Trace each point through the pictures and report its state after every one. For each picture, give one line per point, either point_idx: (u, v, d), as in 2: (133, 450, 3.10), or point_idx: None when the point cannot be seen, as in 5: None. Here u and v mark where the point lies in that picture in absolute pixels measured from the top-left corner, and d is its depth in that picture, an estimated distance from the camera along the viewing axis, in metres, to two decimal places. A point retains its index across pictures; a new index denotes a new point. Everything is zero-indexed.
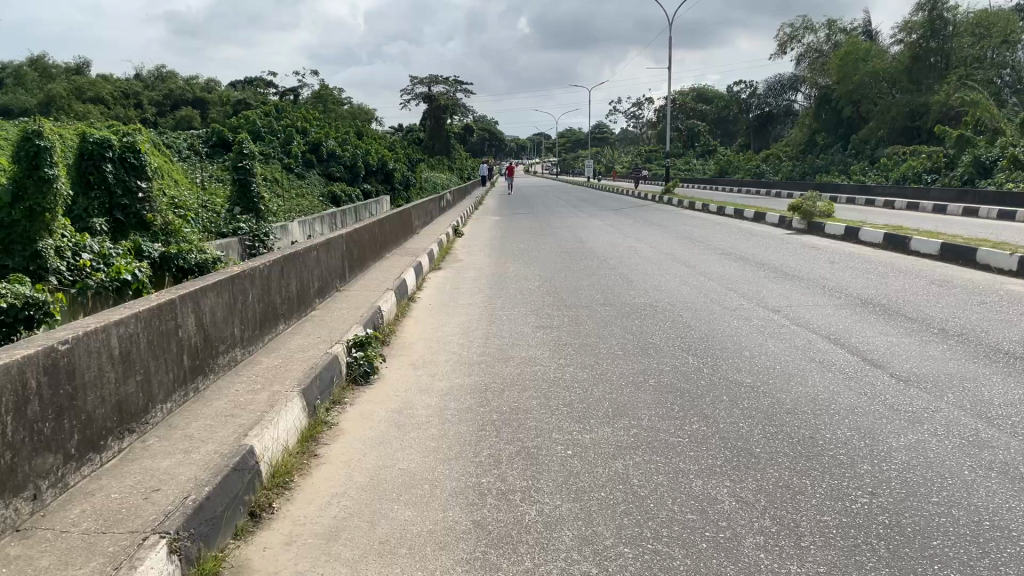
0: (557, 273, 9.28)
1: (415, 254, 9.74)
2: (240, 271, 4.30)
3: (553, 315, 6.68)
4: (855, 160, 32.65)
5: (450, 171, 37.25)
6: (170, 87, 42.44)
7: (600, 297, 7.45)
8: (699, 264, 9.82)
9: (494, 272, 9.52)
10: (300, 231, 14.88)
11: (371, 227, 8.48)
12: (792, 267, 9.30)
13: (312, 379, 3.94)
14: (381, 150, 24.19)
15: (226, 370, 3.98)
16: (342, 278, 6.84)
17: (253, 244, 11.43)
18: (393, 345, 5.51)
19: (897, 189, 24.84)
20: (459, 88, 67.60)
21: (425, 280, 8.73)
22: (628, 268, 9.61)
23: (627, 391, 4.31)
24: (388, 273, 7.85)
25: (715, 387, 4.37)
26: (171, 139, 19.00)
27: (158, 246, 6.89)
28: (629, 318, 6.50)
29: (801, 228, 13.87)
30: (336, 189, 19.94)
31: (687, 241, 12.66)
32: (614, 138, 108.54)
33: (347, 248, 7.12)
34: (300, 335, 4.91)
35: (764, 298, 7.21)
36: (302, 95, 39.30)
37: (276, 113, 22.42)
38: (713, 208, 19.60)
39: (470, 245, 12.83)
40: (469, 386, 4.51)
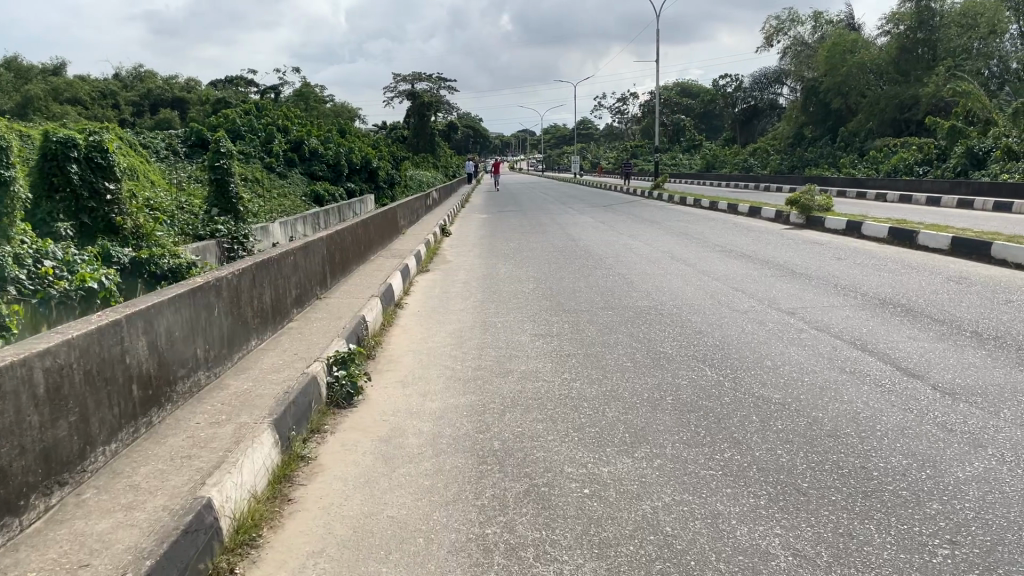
0: (552, 274, 8.80)
1: (401, 256, 9.24)
2: (202, 283, 3.77)
3: (552, 320, 6.20)
4: (844, 153, 32.35)
5: (435, 169, 36.67)
6: (148, 87, 41.67)
7: (601, 300, 6.97)
8: (700, 262, 9.36)
9: (486, 274, 9.01)
10: (282, 232, 14.33)
11: (354, 228, 7.95)
12: (799, 265, 8.86)
13: (287, 406, 3.43)
14: (365, 148, 23.62)
15: (187, 398, 3.46)
16: (323, 284, 6.32)
17: (232, 246, 10.90)
18: (379, 360, 5.01)
19: (889, 181, 24.53)
20: (443, 85, 67.05)
21: (412, 284, 8.22)
22: (626, 268, 9.14)
23: (644, 413, 3.82)
24: (374, 277, 7.34)
25: (742, 406, 3.89)
26: (148, 139, 18.37)
27: (128, 250, 6.31)
28: (634, 323, 6.02)
29: (800, 223, 13.46)
30: (319, 189, 19.39)
31: (683, 238, 12.21)
32: (599, 134, 108.19)
33: (328, 251, 6.59)
34: (274, 352, 4.39)
35: (776, 299, 6.76)
36: (283, 93, 38.63)
37: (256, 111, 21.81)
38: (705, 202, 19.17)
39: (458, 245, 12.34)
40: (465, 408, 4.01)
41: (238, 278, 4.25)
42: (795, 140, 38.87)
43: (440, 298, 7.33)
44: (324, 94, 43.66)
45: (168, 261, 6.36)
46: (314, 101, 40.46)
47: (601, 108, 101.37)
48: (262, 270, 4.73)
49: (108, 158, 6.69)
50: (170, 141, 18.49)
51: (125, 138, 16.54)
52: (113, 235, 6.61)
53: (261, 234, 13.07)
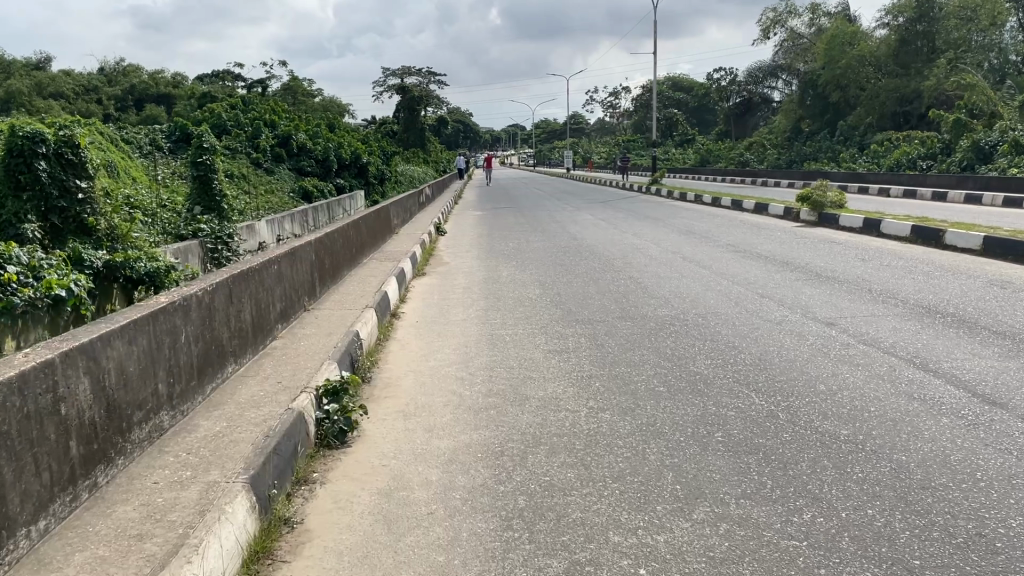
0: (559, 278, 8.21)
1: (396, 258, 8.61)
2: (165, 304, 3.14)
3: (566, 333, 5.59)
4: (843, 147, 31.85)
5: (426, 164, 35.98)
6: (133, 80, 40.78)
7: (617, 309, 6.38)
8: (715, 264, 8.78)
9: (487, 277, 8.40)
10: (269, 231, 13.67)
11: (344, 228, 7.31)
12: (823, 267, 8.30)
13: (267, 457, 2.80)
14: (355, 143, 22.91)
15: (144, 447, 2.83)
16: (311, 295, 5.69)
17: (215, 247, 10.12)
18: (376, 385, 4.39)
19: (891, 176, 24.05)
20: (434, 80, 66.32)
21: (409, 290, 7.59)
22: (637, 270, 8.54)
23: (694, 455, 3.22)
24: (367, 283, 6.70)
25: (810, 445, 3.30)
26: (131, 134, 17.66)
27: (103, 252, 5.62)
28: (658, 336, 5.43)
29: (811, 220, 12.91)
30: (308, 185, 18.71)
31: (692, 237, 11.62)
32: (591, 129, 107.53)
33: (316, 257, 5.95)
34: (257, 381, 3.76)
35: (809, 307, 6.19)
36: (270, 87, 37.82)
37: (243, 106, 21.10)
38: (707, 198, 18.62)
39: (454, 245, 11.73)
40: (480, 448, 3.40)
41: (210, 295, 3.62)
42: (792, 134, 38.37)
43: (441, 307, 6.69)
44: (313, 88, 42.87)
45: (146, 265, 5.64)
46: (303, 95, 39.67)
47: (593, 102, 100.74)
48: (241, 282, 4.09)
49: (80, 153, 5.93)
50: (155, 137, 17.77)
51: (107, 133, 15.82)
52: (87, 236, 5.81)
53: (247, 233, 12.39)
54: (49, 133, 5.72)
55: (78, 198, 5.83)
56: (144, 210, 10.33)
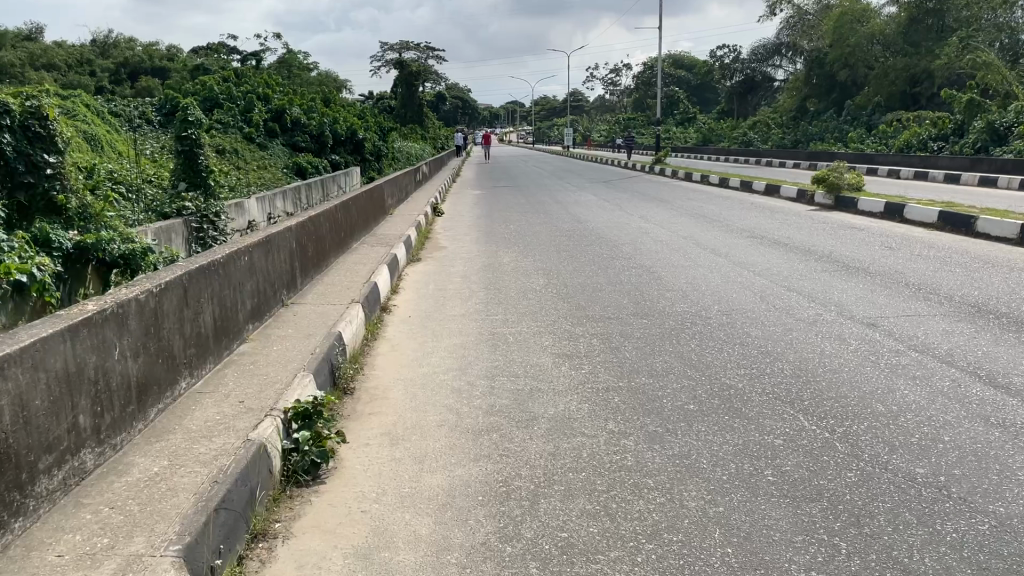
0: (565, 266, 7.60)
1: (389, 243, 8.00)
2: (91, 313, 2.52)
3: (576, 334, 4.99)
4: (851, 127, 31.10)
5: (423, 141, 35.19)
6: (126, 53, 39.79)
7: (629, 304, 5.79)
8: (731, 252, 8.18)
9: (487, 265, 7.79)
10: (260, 210, 13.02)
11: (332, 209, 6.68)
12: (850, 256, 7.69)
13: (210, 516, 2.20)
14: (351, 118, 22.16)
15: (55, 501, 2.23)
16: (290, 289, 5.08)
17: (201, 227, 9.44)
18: (358, 399, 3.78)
19: (902, 158, 23.37)
20: (432, 56, 65.07)
21: (402, 279, 6.98)
22: (648, 258, 7.94)
23: (743, 503, 2.63)
24: (356, 272, 6.08)
25: (883, 489, 2.72)
26: (120, 107, 17.01)
27: (73, 233, 4.99)
28: (679, 338, 4.83)
29: (827, 203, 12.29)
30: (301, 161, 18.01)
31: (703, 221, 11.01)
32: (591, 106, 106.32)
33: (297, 244, 5.33)
34: (214, 400, 3.15)
35: (844, 304, 5.59)
36: (266, 60, 36.94)
37: (236, 79, 20.38)
38: (715, 179, 17.95)
39: (452, 227, 11.10)
40: (481, 488, 2.81)
41: (156, 298, 2.99)
42: (798, 113, 37.56)
43: (438, 300, 6.08)
44: (310, 62, 41.98)
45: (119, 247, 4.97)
46: (298, 69, 38.74)
47: (593, 79, 99.55)
48: (199, 281, 3.46)
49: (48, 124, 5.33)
50: (145, 111, 17.14)
51: (92, 106, 15.17)
52: (56, 215, 5.14)
53: (235, 212, 11.76)
54: (13, 103, 4.94)
55: (46, 173, 5.12)
56: (126, 186, 9.69)
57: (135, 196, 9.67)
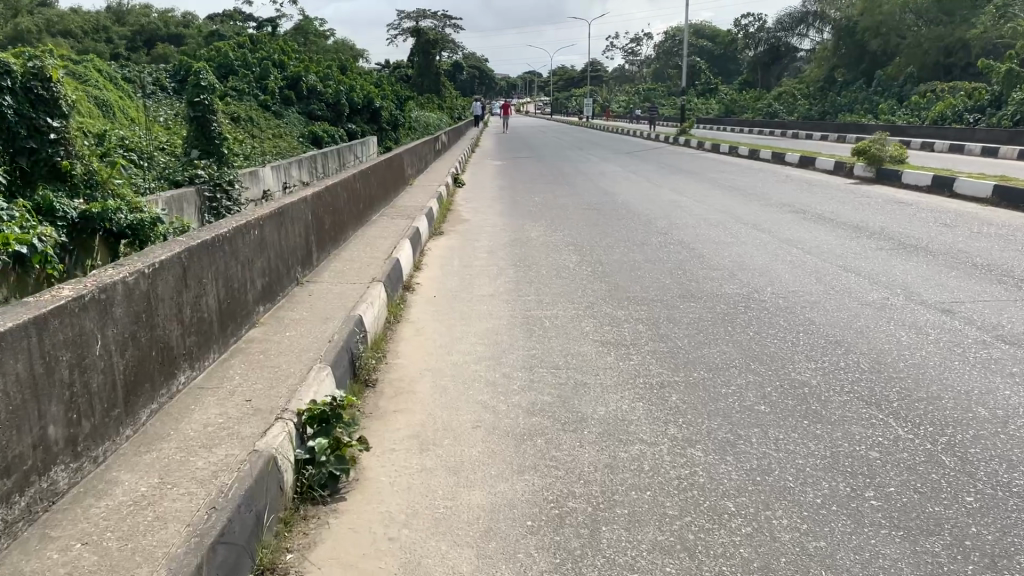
0: (597, 241, 7.12)
1: (410, 215, 7.55)
2: (66, 301, 2.08)
3: (619, 318, 4.54)
4: (881, 99, 30.17)
5: (441, 110, 34.57)
6: (141, 20, 39.29)
7: (674, 285, 5.31)
8: (774, 228, 7.67)
9: (514, 239, 7.32)
10: (275, 179, 12.59)
11: (349, 179, 6.23)
12: (904, 233, 7.16)
13: (205, 556, 1.77)
14: (369, 87, 21.63)
15: (12, 537, 1.81)
16: (305, 265, 4.64)
17: (214, 196, 8.97)
18: (381, 394, 3.35)
19: (936, 130, 22.60)
20: (450, 25, 64.07)
21: (424, 254, 6.53)
22: (685, 234, 7.45)
23: (845, 538, 2.19)
24: (376, 247, 5.63)
25: (1016, 521, 2.27)
26: (134, 72, 16.58)
27: (78, 200, 4.55)
28: (734, 324, 4.37)
29: (867, 176, 11.70)
30: (317, 129, 17.53)
31: (738, 194, 10.47)
32: (609, 77, 104.82)
33: (313, 217, 4.88)
34: (216, 398, 2.72)
35: (911, 287, 5.09)
36: (281, 27, 36.28)
37: (251, 45, 19.89)
38: (743, 151, 17.32)
39: (474, 199, 10.61)
40: (529, 510, 2.37)
41: (149, 280, 2.56)
42: (825, 84, 36.54)
43: (464, 278, 5.63)
44: (326, 30, 41.25)
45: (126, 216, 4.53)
46: (314, 37, 38.08)
47: (612, 49, 97.95)
48: (202, 260, 3.02)
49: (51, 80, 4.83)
50: (159, 77, 16.70)
51: (104, 71, 14.74)
52: (59, 183, 4.65)
53: (249, 181, 11.31)
54: (13, 62, 4.47)
55: (49, 138, 4.62)
56: (137, 154, 9.28)
57: (147, 164, 9.25)
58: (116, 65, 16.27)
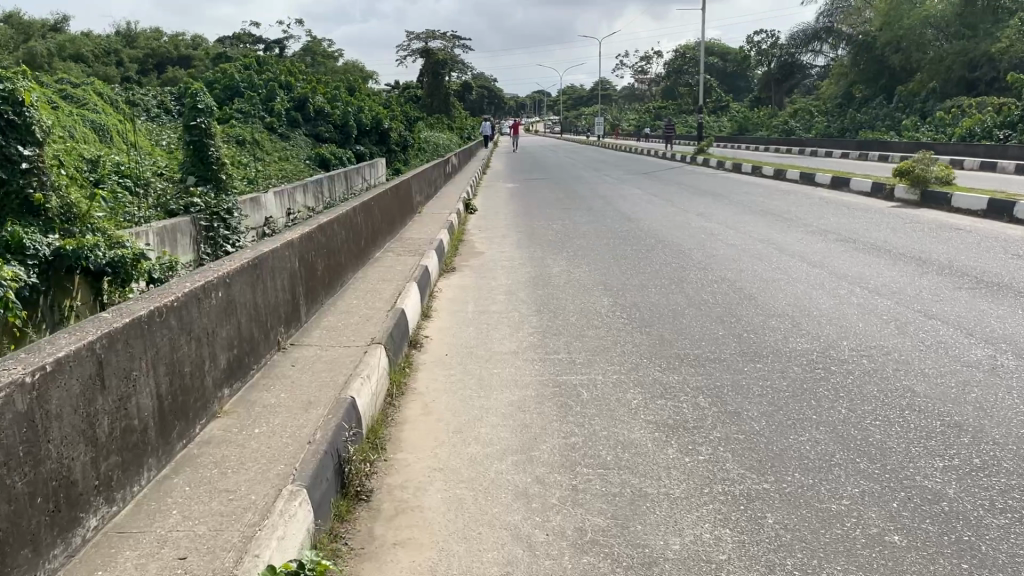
0: (630, 279, 6.31)
1: (419, 249, 6.76)
2: None
3: (674, 387, 3.70)
4: (903, 115, 29.30)
5: (451, 131, 34.00)
6: (150, 42, 38.98)
7: (731, 339, 4.47)
8: (825, 262, 6.84)
9: (535, 276, 6.52)
10: (278, 206, 11.85)
11: (348, 211, 5.43)
12: (977, 268, 6.33)
13: None
14: (377, 107, 20.97)
15: None
16: (290, 323, 3.82)
17: (211, 225, 8.13)
18: (377, 514, 2.52)
19: (965, 147, 21.74)
20: (459, 45, 63.79)
21: (434, 297, 5.71)
22: (727, 270, 6.63)
23: None
24: (378, 293, 4.82)
25: None
26: (138, 96, 15.97)
27: (55, 236, 3.73)
28: (818, 396, 3.54)
29: (910, 199, 10.88)
30: (325, 151, 16.82)
31: (774, 220, 9.65)
32: (619, 94, 104.34)
33: (300, 263, 4.07)
34: (138, 555, 1.91)
35: (1017, 342, 4.25)
36: (288, 49, 35.78)
37: (257, 66, 19.26)
38: (769, 171, 16.50)
39: (488, 227, 9.83)
40: None
41: (33, 396, 1.76)
42: (843, 101, 35.73)
43: (481, 330, 4.81)
44: (334, 50, 40.74)
45: (105, 252, 3.73)
46: (323, 58, 37.60)
47: (622, 68, 97.48)
48: (131, 348, 2.22)
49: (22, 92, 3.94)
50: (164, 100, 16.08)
51: (104, 95, 14.07)
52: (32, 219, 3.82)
53: (250, 207, 10.58)
54: None
55: (21, 167, 3.77)
56: (133, 181, 8.53)
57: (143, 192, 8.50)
58: (119, 88, 15.66)
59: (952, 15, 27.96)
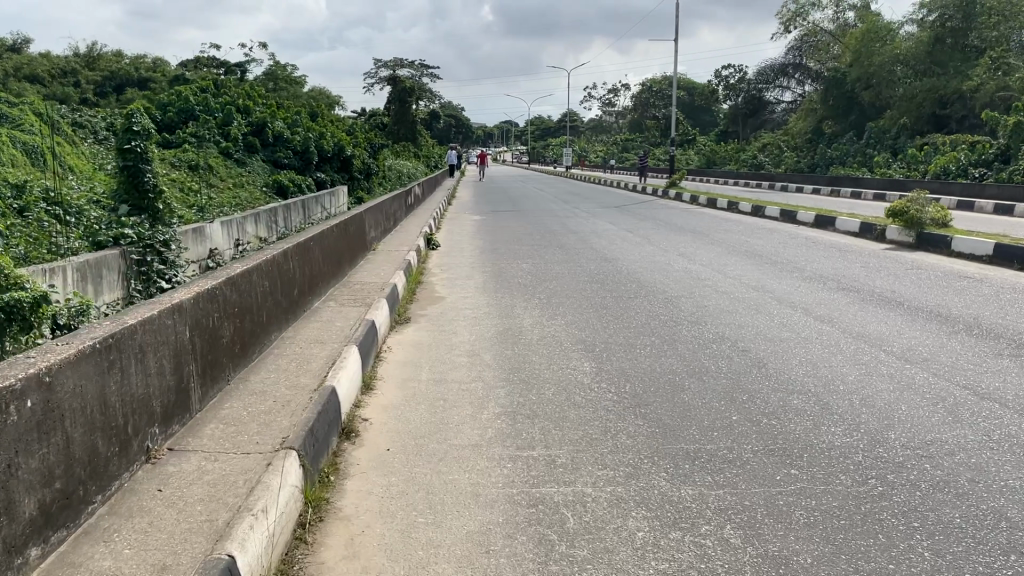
0: (614, 336, 5.39)
1: (367, 297, 5.78)
2: None
3: (694, 509, 2.76)
4: (874, 151, 29.05)
5: (418, 160, 33.16)
6: (109, 64, 37.62)
7: (750, 430, 3.54)
8: (834, 316, 6.00)
9: (502, 330, 5.58)
10: (226, 238, 10.78)
11: (276, 255, 4.42)
12: (1010, 327, 5.52)
13: None
14: (340, 134, 19.99)
15: None
16: (170, 422, 2.81)
17: (144, 259, 6.18)
18: None
19: (940, 185, 21.31)
20: (426, 74, 63.17)
21: (380, 361, 4.72)
22: (724, 324, 5.76)
23: None
24: (305, 363, 3.82)
25: None
26: (85, 117, 14.80)
27: None
28: (888, 527, 2.63)
29: (905, 242, 10.19)
30: (283, 179, 15.77)
31: (764, 263, 8.85)
32: (586, 126, 104.53)
33: (194, 334, 3.08)
34: None
35: None
36: (250, 73, 34.69)
37: (214, 88, 18.22)
38: (746, 208, 15.79)
39: (450, 266, 8.89)
40: None
41: None
42: (813, 136, 35.59)
43: (435, 411, 3.82)
44: (297, 75, 39.72)
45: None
46: (287, 84, 36.58)
47: (590, 101, 97.63)
48: None
49: None
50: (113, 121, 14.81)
51: (46, 115, 12.79)
52: None
53: (191, 239, 9.49)
54: None
55: None
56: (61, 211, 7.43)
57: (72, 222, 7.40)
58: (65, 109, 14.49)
59: (921, 52, 27.84)
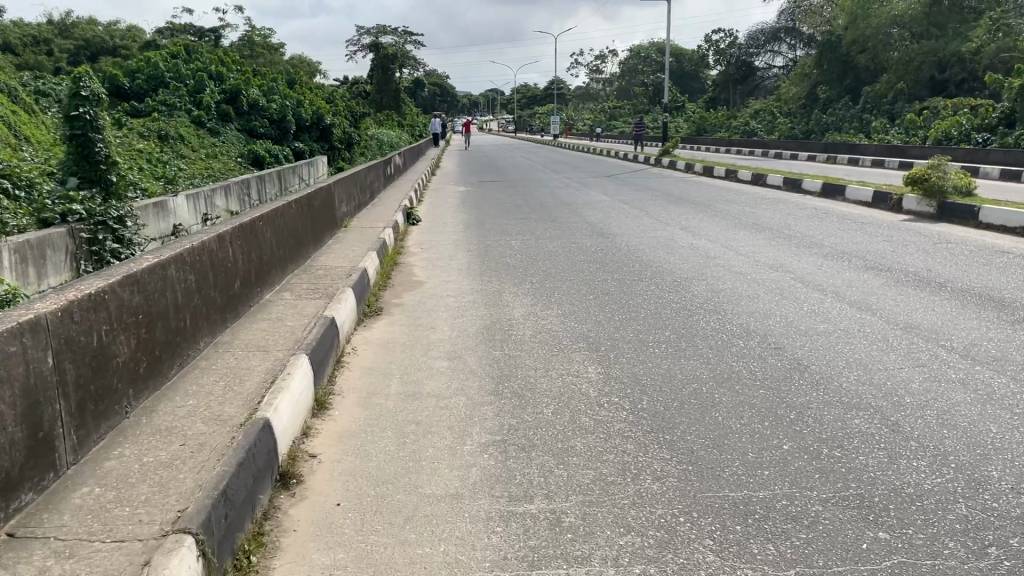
0: (622, 331, 4.59)
1: (330, 285, 4.94)
2: None
3: None
4: (871, 116, 28.22)
5: (402, 129, 32.09)
6: (81, 31, 36.15)
7: (809, 467, 2.74)
8: (872, 303, 5.19)
9: (489, 324, 4.76)
10: (193, 213, 9.83)
11: (207, 241, 3.54)
12: None
13: None
14: (319, 101, 18.96)
15: None
16: (17, 491, 1.98)
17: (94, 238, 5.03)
18: None
19: (943, 151, 20.51)
20: (409, 40, 61.63)
21: (340, 367, 3.89)
22: (745, 313, 4.97)
23: None
24: (237, 384, 2.98)
25: None
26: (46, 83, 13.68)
27: None
28: None
29: (927, 212, 9.38)
30: (259, 148, 14.76)
31: (776, 238, 8.05)
32: (573, 94, 102.98)
33: (66, 360, 2.22)
34: None
35: None
36: (225, 39, 33.35)
37: (186, 54, 17.13)
38: (747, 175, 14.95)
39: (431, 244, 8.06)
40: None
41: None
42: (807, 101, 34.68)
43: (404, 441, 2.99)
44: (275, 42, 38.38)
45: None
46: (266, 51, 35.25)
47: (577, 68, 96.00)
48: None
49: None
50: None
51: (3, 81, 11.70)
52: None
53: (152, 215, 8.53)
54: None
55: None
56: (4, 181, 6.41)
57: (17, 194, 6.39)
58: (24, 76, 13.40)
59: (919, 14, 26.88)
